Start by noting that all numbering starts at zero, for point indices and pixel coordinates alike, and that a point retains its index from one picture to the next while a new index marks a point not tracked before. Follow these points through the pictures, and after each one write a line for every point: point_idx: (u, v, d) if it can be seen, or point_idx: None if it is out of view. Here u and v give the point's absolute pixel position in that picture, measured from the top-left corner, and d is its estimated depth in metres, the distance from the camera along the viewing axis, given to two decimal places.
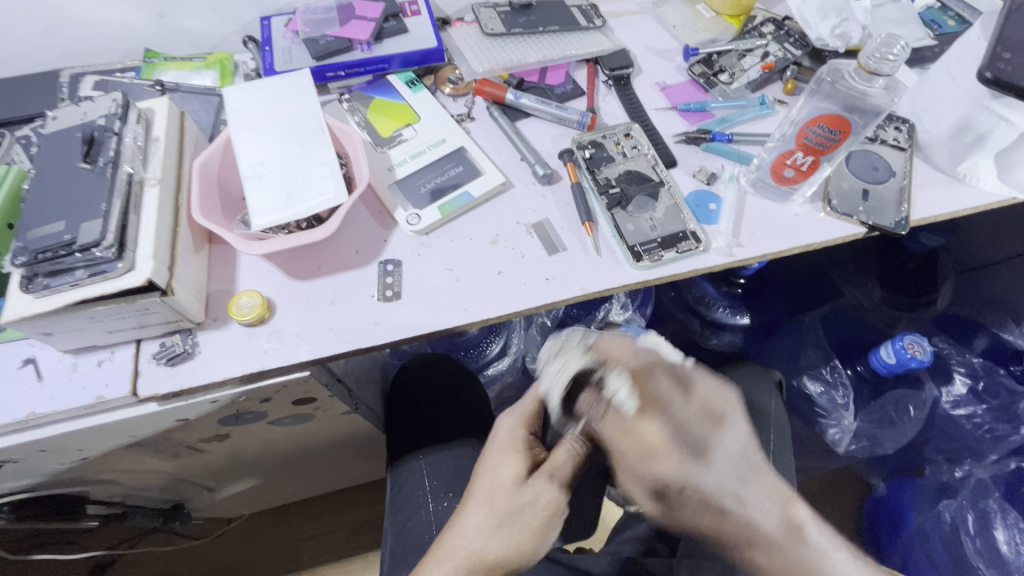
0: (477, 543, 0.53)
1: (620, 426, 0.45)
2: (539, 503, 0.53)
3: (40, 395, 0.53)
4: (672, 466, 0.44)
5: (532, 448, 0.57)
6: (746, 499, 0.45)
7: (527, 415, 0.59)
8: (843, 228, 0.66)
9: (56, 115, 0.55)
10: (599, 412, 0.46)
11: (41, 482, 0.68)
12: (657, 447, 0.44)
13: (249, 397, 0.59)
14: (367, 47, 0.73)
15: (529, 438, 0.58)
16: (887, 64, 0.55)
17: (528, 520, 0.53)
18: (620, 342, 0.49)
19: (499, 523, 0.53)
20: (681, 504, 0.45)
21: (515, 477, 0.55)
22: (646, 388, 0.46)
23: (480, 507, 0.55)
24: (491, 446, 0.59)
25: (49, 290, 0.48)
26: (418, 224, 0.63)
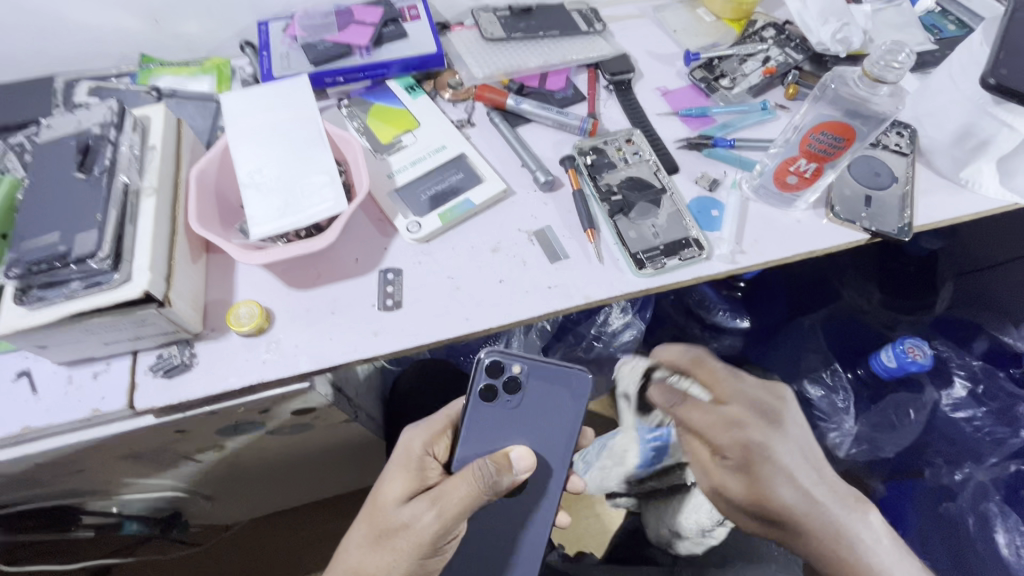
0: (357, 557, 0.53)
1: (699, 405, 0.59)
2: (413, 529, 0.50)
3: (35, 408, 0.52)
4: (757, 431, 0.56)
5: (424, 469, 0.55)
6: (809, 471, 0.57)
7: (431, 434, 0.57)
8: (846, 235, 0.66)
9: (50, 123, 0.54)
10: (680, 397, 0.60)
11: (35, 494, 0.67)
12: (740, 416, 0.57)
13: (247, 409, 0.58)
14: (366, 52, 0.72)
15: (424, 457, 0.56)
16: (892, 71, 0.54)
17: (399, 545, 0.51)
18: (678, 346, 0.66)
19: (376, 539, 0.52)
20: (763, 470, 0.55)
21: (399, 495, 0.54)
22: (713, 374, 0.62)
23: (363, 524, 0.54)
24: (390, 461, 0.57)
25: (43, 303, 0.47)
26: (418, 232, 0.62)
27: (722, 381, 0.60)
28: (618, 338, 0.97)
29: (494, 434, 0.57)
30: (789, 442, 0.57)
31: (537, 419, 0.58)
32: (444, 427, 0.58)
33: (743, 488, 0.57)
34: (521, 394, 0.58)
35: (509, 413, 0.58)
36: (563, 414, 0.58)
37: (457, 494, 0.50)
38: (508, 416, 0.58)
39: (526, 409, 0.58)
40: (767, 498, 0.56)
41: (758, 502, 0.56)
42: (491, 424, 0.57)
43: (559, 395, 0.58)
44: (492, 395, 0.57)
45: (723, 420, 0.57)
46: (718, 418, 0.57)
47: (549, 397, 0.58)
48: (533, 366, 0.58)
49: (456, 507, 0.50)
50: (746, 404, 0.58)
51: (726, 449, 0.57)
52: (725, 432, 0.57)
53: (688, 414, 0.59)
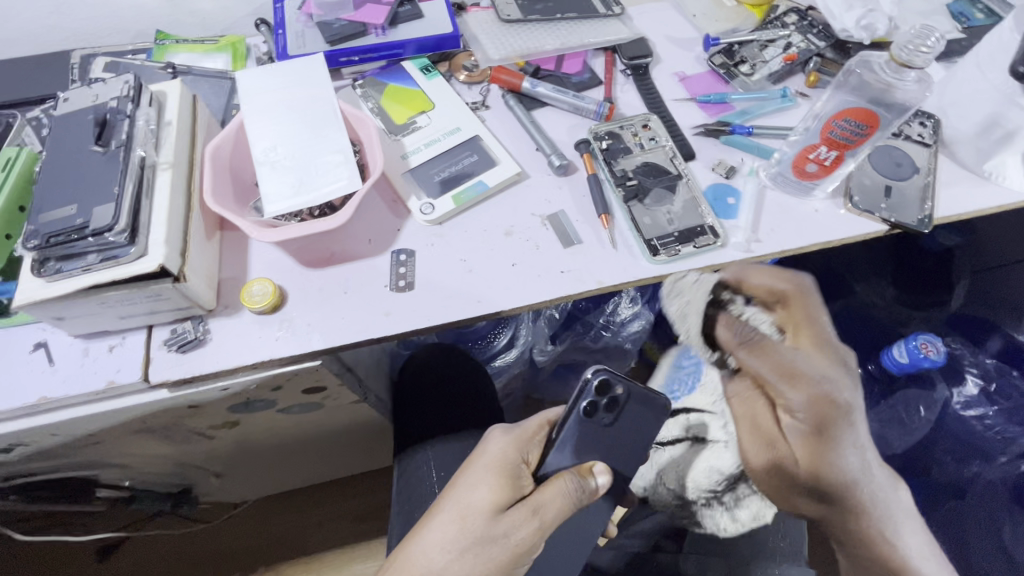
0: (442, 563, 0.52)
1: (779, 350, 0.61)
2: (513, 539, 0.51)
3: (52, 378, 0.53)
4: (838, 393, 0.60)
5: (519, 476, 0.56)
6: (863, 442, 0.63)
7: (523, 441, 0.58)
8: (864, 225, 0.65)
9: (68, 97, 0.54)
10: (755, 334, 0.64)
11: (49, 466, 0.68)
12: (828, 372, 0.61)
13: (259, 386, 0.58)
14: (381, 31, 0.71)
15: (520, 464, 0.57)
16: (920, 56, 0.53)
17: (495, 554, 0.51)
18: (778, 273, 0.66)
19: (466, 546, 0.52)
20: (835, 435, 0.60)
21: (495, 503, 0.53)
22: (804, 315, 0.65)
23: (449, 527, 0.53)
24: (478, 463, 0.57)
25: (60, 275, 0.48)
26: (431, 213, 0.62)
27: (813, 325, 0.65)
28: (627, 329, 0.97)
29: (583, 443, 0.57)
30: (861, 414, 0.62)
31: (627, 437, 0.57)
32: (536, 433, 0.59)
33: (807, 457, 0.61)
34: (616, 413, 0.57)
35: (600, 430, 0.57)
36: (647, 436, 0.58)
37: (563, 506, 0.52)
38: (602, 433, 0.57)
39: (619, 428, 0.57)
40: (828, 467, 0.60)
41: (823, 472, 0.61)
42: (583, 440, 0.57)
43: (646, 421, 0.57)
44: (592, 413, 0.56)
45: (794, 372, 0.60)
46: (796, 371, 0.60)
47: (642, 419, 0.57)
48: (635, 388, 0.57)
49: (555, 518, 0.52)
50: (827, 362, 0.62)
51: (801, 411, 0.60)
52: (804, 390, 0.59)
53: (751, 353, 0.63)
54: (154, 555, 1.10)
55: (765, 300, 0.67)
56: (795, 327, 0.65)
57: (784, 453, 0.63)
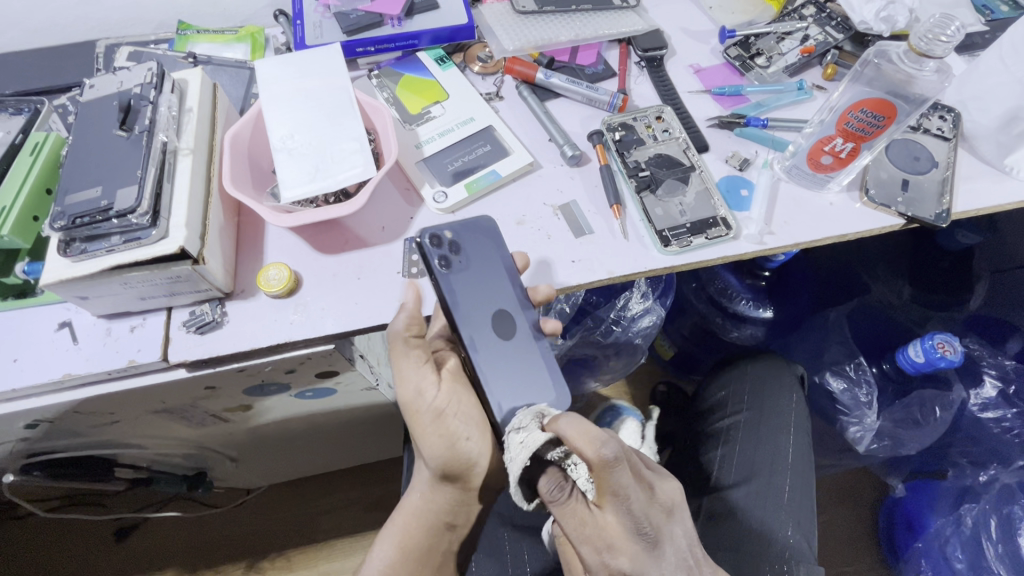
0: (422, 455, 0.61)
1: (581, 515, 0.49)
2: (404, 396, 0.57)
3: (76, 356, 0.55)
4: (629, 557, 0.49)
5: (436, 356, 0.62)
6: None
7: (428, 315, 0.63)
8: (881, 219, 0.65)
9: (93, 83, 0.56)
10: (564, 495, 0.49)
11: (72, 443, 0.70)
12: (615, 538, 0.49)
13: (274, 368, 0.60)
14: (398, 22, 0.72)
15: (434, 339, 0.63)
16: (939, 45, 0.52)
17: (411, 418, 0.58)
18: (588, 436, 0.45)
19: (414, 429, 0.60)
20: None
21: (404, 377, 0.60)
22: (607, 486, 0.47)
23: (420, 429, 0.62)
24: None
25: (86, 255, 0.49)
26: (445, 202, 0.63)
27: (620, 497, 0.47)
28: (637, 324, 0.96)
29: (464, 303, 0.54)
30: (665, 566, 0.50)
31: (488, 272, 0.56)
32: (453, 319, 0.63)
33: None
34: (460, 258, 0.55)
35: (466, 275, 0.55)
36: (496, 261, 0.56)
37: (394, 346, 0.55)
38: (469, 276, 0.55)
39: (471, 269, 0.55)
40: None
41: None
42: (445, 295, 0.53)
43: (485, 244, 0.56)
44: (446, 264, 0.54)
45: (599, 537, 0.49)
46: (593, 532, 0.49)
47: (484, 246, 0.56)
48: (462, 227, 0.56)
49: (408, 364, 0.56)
50: (622, 528, 0.49)
51: (595, 568, 0.50)
52: (596, 553, 0.49)
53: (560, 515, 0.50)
54: (169, 537, 1.12)
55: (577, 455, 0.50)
56: (600, 492, 0.48)
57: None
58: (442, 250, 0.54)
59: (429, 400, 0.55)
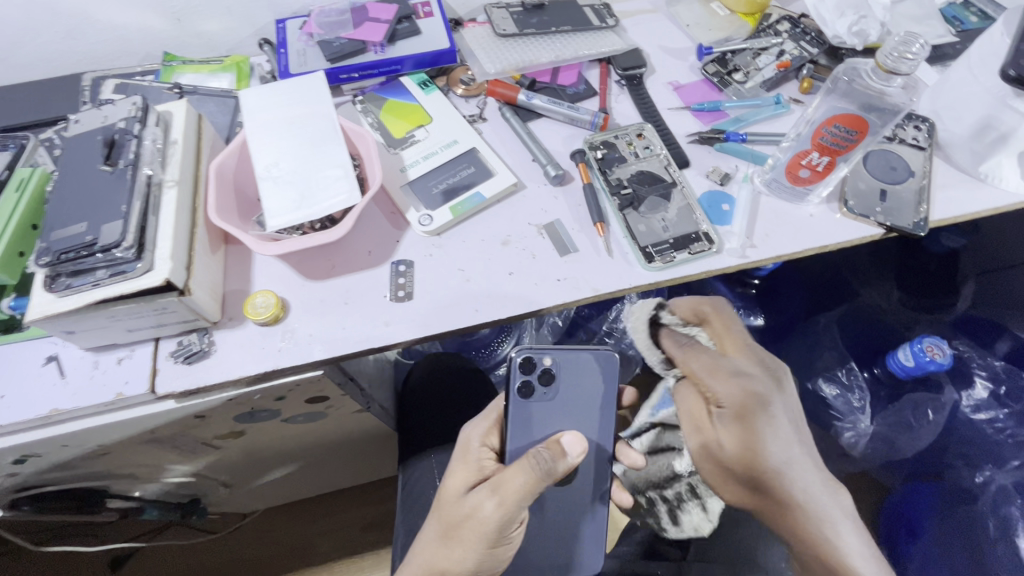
0: (432, 553, 0.54)
1: (707, 359, 0.59)
2: (478, 518, 0.51)
3: (63, 391, 0.55)
4: (760, 383, 0.57)
5: (481, 459, 0.57)
6: (803, 442, 0.57)
7: (490, 426, 0.60)
8: (860, 229, 0.66)
9: (78, 118, 0.56)
10: (688, 345, 0.62)
11: (62, 476, 0.69)
12: (746, 371, 0.58)
13: (263, 395, 0.60)
14: (380, 49, 0.73)
15: (481, 448, 0.58)
16: (905, 63, 0.54)
17: (468, 533, 0.52)
18: (694, 299, 0.66)
19: (446, 532, 0.53)
20: (761, 424, 0.55)
21: (462, 486, 0.55)
22: (725, 330, 0.63)
23: (434, 521, 0.56)
24: (455, 455, 0.59)
25: (71, 290, 0.50)
26: (430, 224, 0.63)
27: (732, 335, 0.62)
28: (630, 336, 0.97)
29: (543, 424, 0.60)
30: (789, 408, 0.57)
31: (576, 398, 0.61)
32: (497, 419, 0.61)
33: (735, 446, 0.56)
34: (555, 386, 0.60)
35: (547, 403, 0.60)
36: (594, 394, 0.61)
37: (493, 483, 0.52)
38: (550, 406, 0.60)
39: (561, 398, 0.60)
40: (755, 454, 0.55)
41: (748, 456, 0.55)
42: (531, 416, 0.59)
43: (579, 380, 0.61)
44: (529, 392, 0.59)
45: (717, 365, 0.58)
46: (722, 366, 0.58)
47: (576, 371, 0.61)
48: (564, 356, 0.61)
49: (516, 493, 0.51)
50: (755, 364, 0.59)
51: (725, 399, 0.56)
52: (718, 377, 0.57)
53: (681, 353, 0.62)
54: (164, 565, 1.11)
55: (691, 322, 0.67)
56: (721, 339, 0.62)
57: (712, 440, 0.57)
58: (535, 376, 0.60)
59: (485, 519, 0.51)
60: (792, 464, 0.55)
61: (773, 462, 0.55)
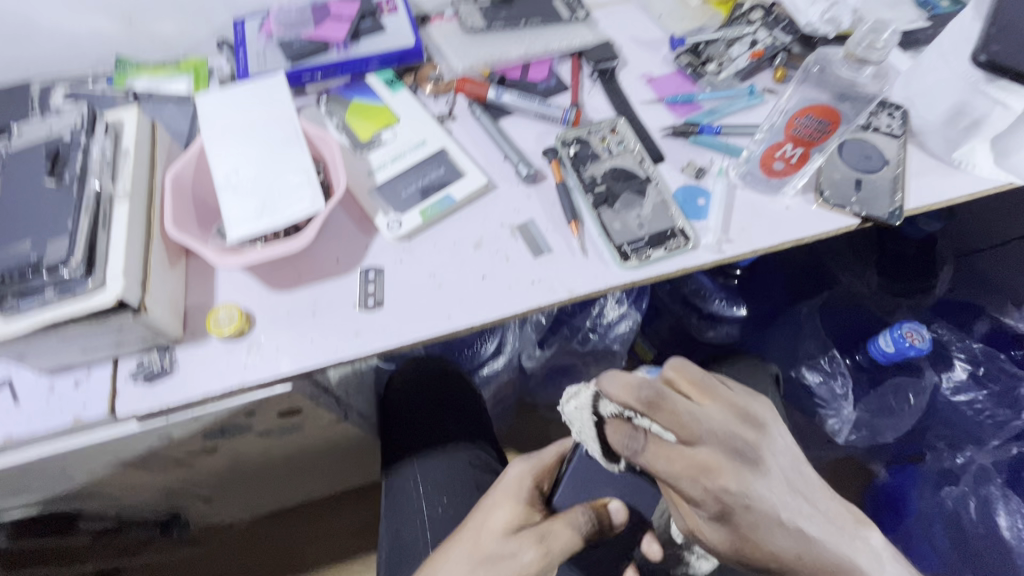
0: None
1: (663, 457, 0.48)
2: (520, 560, 0.54)
3: (18, 417, 0.52)
4: (732, 477, 0.48)
5: (531, 503, 0.60)
6: (800, 506, 0.53)
7: (540, 469, 0.63)
8: (836, 220, 0.65)
9: (22, 130, 0.53)
10: (642, 442, 0.49)
11: (27, 502, 0.67)
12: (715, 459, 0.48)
13: (232, 412, 0.58)
14: (344, 47, 0.71)
15: (532, 490, 0.61)
16: (875, 51, 0.54)
17: (503, 570, 0.53)
18: (628, 385, 0.48)
19: (479, 563, 0.55)
20: (745, 520, 0.50)
21: (506, 525, 0.57)
22: (676, 414, 0.48)
23: (464, 547, 0.57)
24: (496, 488, 0.62)
25: (18, 312, 0.47)
26: (399, 229, 0.62)
27: (692, 416, 0.48)
28: (614, 330, 0.96)
29: (591, 485, 0.63)
30: (769, 481, 0.51)
31: (639, 467, 0.63)
32: (548, 468, 0.64)
33: (725, 539, 0.53)
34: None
35: (597, 465, 0.63)
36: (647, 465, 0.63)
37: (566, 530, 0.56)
38: (605, 468, 0.63)
39: (625, 472, 0.62)
40: (753, 546, 0.52)
41: (746, 547, 0.52)
42: (589, 479, 0.63)
43: None
44: (583, 446, 0.63)
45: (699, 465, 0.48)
46: (685, 468, 0.48)
47: None
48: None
49: (562, 548, 0.55)
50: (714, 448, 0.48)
51: (700, 500, 0.49)
52: (697, 484, 0.48)
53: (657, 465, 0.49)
54: None
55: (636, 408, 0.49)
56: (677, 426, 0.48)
57: (697, 525, 0.54)
58: None
59: (523, 560, 0.54)
60: (809, 539, 0.52)
61: (783, 550, 0.51)
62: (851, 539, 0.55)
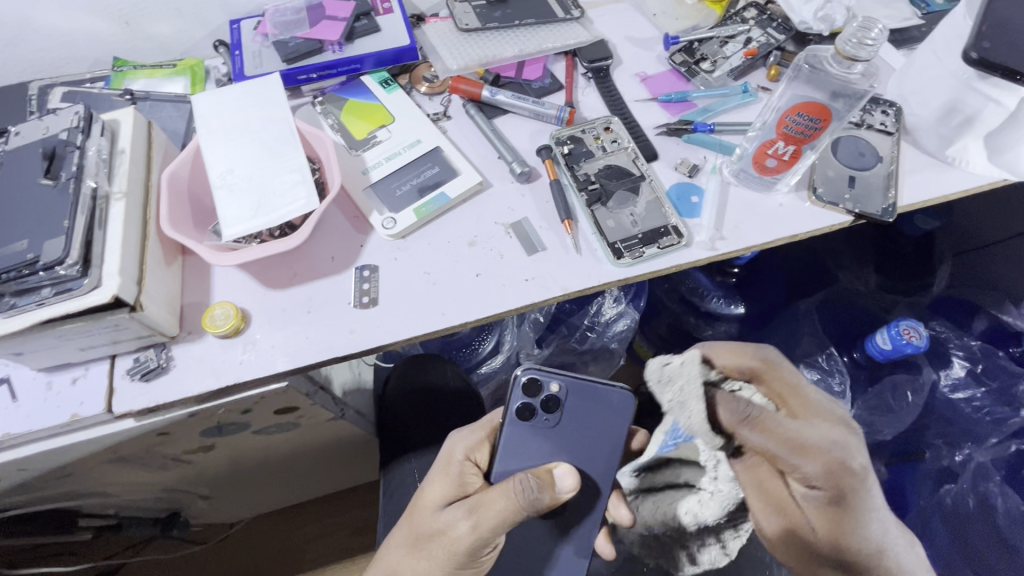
0: (395, 557, 0.54)
1: (789, 430, 0.54)
2: (449, 536, 0.51)
3: (16, 414, 0.53)
4: (848, 456, 0.55)
5: (464, 474, 0.56)
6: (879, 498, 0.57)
7: (476, 441, 0.58)
8: (830, 217, 0.65)
9: (19, 130, 0.54)
10: (756, 413, 0.55)
11: (27, 499, 0.68)
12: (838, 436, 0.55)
13: (228, 410, 0.58)
14: (339, 48, 0.71)
15: (465, 462, 0.57)
16: (865, 49, 0.53)
17: (437, 547, 0.52)
18: (738, 351, 0.62)
19: (415, 542, 0.54)
20: (854, 503, 0.55)
21: (439, 499, 0.55)
22: (784, 390, 0.60)
23: (405, 526, 0.56)
24: (436, 462, 0.58)
25: (15, 310, 0.48)
26: (394, 227, 0.62)
27: (798, 397, 0.59)
28: (612, 328, 0.97)
29: (535, 452, 0.57)
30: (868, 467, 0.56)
31: (583, 433, 0.58)
32: (487, 435, 0.59)
33: (825, 526, 0.57)
34: (559, 413, 0.57)
35: (548, 431, 0.57)
36: (603, 426, 0.58)
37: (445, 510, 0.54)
38: (550, 434, 0.57)
39: (565, 427, 0.57)
40: (851, 535, 0.56)
41: (840, 537, 0.56)
42: (527, 440, 0.57)
43: (597, 413, 0.58)
44: (530, 415, 0.57)
45: (800, 443, 0.54)
46: (810, 443, 0.54)
47: (584, 413, 0.58)
48: (571, 383, 0.57)
49: (490, 520, 0.50)
50: (832, 427, 0.56)
51: (817, 478, 0.55)
52: (814, 459, 0.54)
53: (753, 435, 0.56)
54: None
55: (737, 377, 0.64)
56: (782, 398, 0.61)
57: (798, 519, 0.59)
58: (536, 402, 0.57)
59: (454, 534, 0.51)
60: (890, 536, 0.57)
61: (870, 539, 0.56)
62: (912, 546, 0.59)
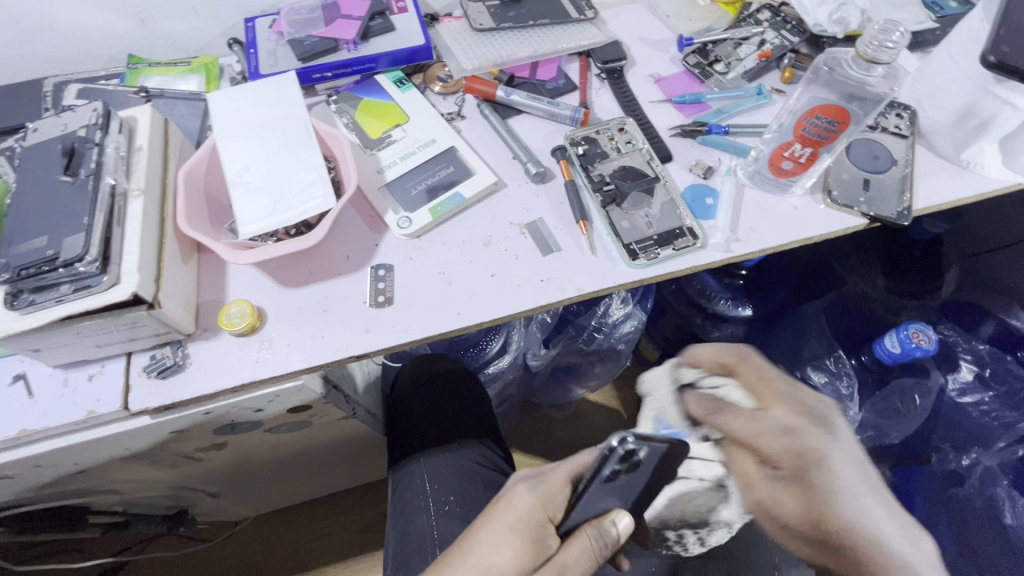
0: None
1: (742, 422, 0.60)
2: None
3: (32, 411, 0.53)
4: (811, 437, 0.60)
5: (540, 532, 0.55)
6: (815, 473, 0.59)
7: (548, 496, 0.57)
8: (843, 219, 0.65)
9: (37, 126, 0.54)
10: (718, 405, 0.62)
11: (37, 496, 0.67)
12: (793, 424, 0.60)
13: (242, 408, 0.58)
14: (353, 46, 0.71)
15: (539, 521, 0.56)
16: (886, 52, 0.53)
17: None
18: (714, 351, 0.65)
19: None
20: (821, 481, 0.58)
21: (517, 563, 0.54)
22: (756, 378, 0.63)
23: None
24: (504, 519, 0.56)
25: (34, 307, 0.48)
26: (409, 227, 0.62)
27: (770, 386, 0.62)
28: (619, 329, 0.96)
29: (599, 498, 0.54)
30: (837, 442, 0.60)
31: (648, 481, 0.54)
32: (560, 487, 0.57)
33: (797, 507, 0.59)
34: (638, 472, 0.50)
35: (620, 485, 0.52)
36: (666, 473, 0.55)
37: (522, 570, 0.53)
38: (620, 485, 0.52)
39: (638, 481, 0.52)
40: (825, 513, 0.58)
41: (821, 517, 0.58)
42: (601, 495, 0.53)
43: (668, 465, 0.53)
44: (614, 477, 0.50)
45: (758, 439, 0.59)
46: (770, 426, 0.59)
47: (661, 467, 0.52)
48: (662, 449, 0.48)
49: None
50: (796, 415, 0.60)
51: (778, 458, 0.59)
52: (776, 441, 0.59)
53: (719, 421, 0.61)
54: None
55: (714, 369, 0.65)
56: (759, 392, 0.62)
57: (770, 498, 0.61)
58: (622, 465, 0.48)
59: None
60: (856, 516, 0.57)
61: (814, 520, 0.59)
62: (879, 499, 0.60)
